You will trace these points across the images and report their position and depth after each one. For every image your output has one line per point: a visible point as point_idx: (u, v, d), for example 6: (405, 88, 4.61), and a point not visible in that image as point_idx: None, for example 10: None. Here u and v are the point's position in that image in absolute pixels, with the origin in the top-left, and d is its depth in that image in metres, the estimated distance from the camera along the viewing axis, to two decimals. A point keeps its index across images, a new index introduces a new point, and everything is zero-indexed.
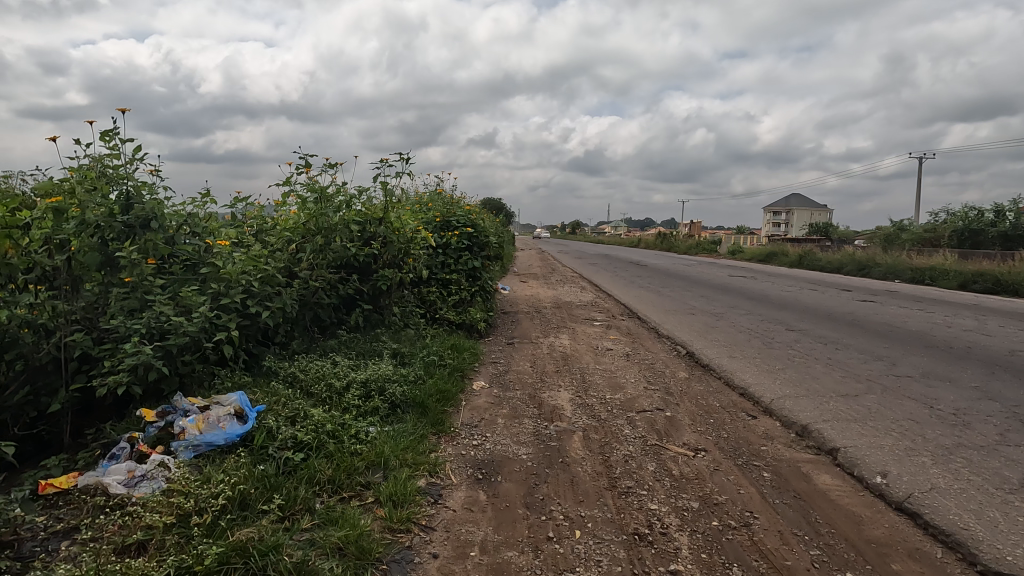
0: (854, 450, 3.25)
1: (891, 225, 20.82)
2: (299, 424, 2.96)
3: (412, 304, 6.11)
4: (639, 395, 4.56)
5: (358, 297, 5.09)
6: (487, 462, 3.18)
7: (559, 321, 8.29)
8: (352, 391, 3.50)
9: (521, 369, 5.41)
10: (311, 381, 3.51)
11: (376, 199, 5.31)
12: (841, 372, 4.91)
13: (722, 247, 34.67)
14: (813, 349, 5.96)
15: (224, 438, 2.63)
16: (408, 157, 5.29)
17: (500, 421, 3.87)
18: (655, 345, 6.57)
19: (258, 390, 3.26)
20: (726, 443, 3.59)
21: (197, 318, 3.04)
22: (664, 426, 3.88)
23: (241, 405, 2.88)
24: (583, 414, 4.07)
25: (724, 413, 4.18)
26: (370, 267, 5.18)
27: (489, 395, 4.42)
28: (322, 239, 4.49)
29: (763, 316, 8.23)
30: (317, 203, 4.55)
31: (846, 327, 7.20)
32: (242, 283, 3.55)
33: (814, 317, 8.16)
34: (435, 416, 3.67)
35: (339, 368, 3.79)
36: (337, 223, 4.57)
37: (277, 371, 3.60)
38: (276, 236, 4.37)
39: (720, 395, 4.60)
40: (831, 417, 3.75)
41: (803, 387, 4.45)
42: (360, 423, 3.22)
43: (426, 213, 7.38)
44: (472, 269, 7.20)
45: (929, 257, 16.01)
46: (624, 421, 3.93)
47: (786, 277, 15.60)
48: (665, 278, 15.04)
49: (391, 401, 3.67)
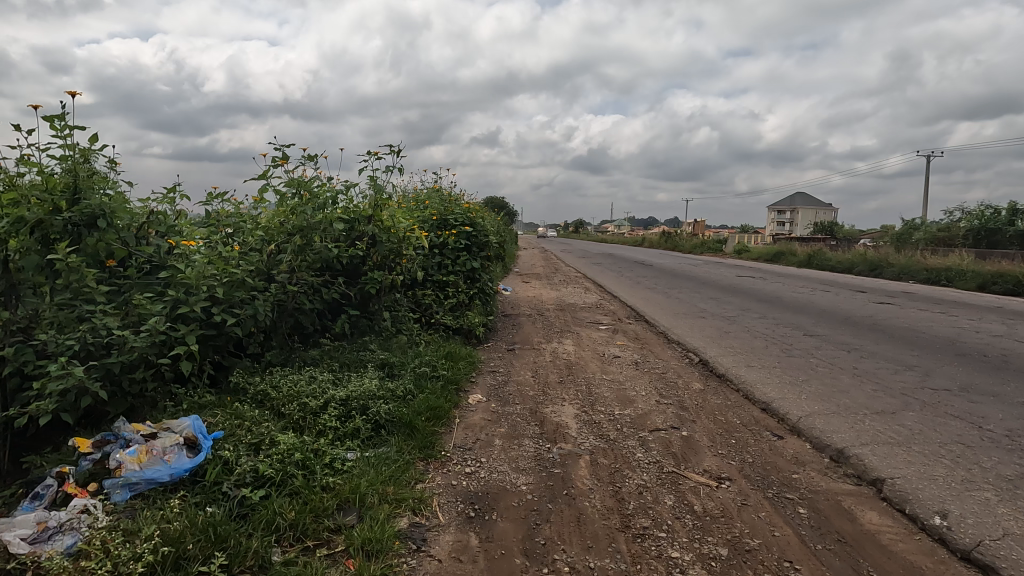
0: (903, 483, 2.83)
1: (903, 225, 20.33)
2: (263, 453, 2.56)
3: (405, 309, 5.72)
4: (650, 410, 4.15)
5: (344, 302, 4.70)
6: (481, 495, 2.77)
7: (563, 325, 7.88)
8: (330, 411, 3.10)
9: (521, 379, 5.01)
10: (283, 399, 3.12)
11: (365, 196, 4.91)
12: (872, 385, 4.49)
13: (728, 247, 34.18)
14: (836, 357, 5.54)
15: (168, 474, 2.23)
16: (400, 151, 4.89)
17: (498, 442, 3.46)
18: (666, 352, 6.15)
19: (220, 412, 2.87)
20: (751, 470, 3.18)
21: (146, 332, 2.66)
22: (681, 448, 3.46)
23: (193, 432, 2.49)
24: (589, 434, 3.67)
25: (745, 432, 3.76)
26: (357, 269, 4.79)
27: (486, 411, 4.01)
28: (303, 239, 4.10)
29: (778, 320, 7.80)
30: (298, 200, 4.17)
31: (869, 333, 6.77)
32: (205, 289, 3.15)
33: (832, 321, 7.72)
34: (424, 439, 3.27)
35: (318, 383, 3.40)
36: (319, 222, 4.17)
37: (247, 388, 3.21)
38: (252, 235, 3.98)
39: (740, 411, 4.19)
40: (871, 440, 3.33)
41: (833, 402, 4.03)
42: (335, 451, 2.82)
43: (423, 210, 6.99)
44: (471, 270, 6.80)
45: (944, 257, 15.51)
46: (636, 442, 3.53)
47: (796, 278, 15.14)
48: (672, 278, 14.60)
49: (375, 421, 3.27)
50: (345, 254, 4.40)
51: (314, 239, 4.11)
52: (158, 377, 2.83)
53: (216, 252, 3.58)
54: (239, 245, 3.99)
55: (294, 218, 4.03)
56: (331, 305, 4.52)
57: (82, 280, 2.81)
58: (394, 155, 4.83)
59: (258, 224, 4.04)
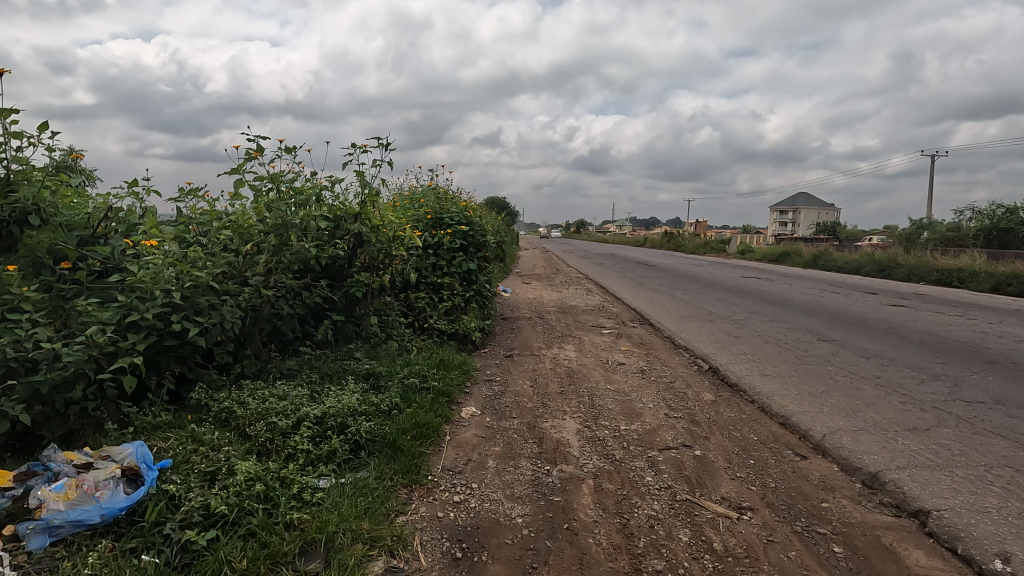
0: (952, 517, 2.49)
1: (911, 225, 19.93)
2: (218, 485, 2.23)
3: (396, 313, 5.38)
4: (659, 425, 3.80)
5: (327, 307, 4.37)
6: (470, 530, 2.43)
7: (564, 329, 7.53)
8: (302, 431, 2.76)
9: (519, 389, 4.67)
10: (250, 417, 2.78)
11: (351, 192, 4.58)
12: (899, 397, 4.14)
13: (731, 248, 33.78)
14: (856, 365, 5.19)
15: (98, 515, 1.89)
16: (389, 144, 4.55)
17: (491, 464, 3.12)
18: (673, 359, 5.81)
19: (175, 434, 2.54)
20: (776, 497, 2.83)
21: (81, 344, 2.33)
22: (695, 470, 3.12)
23: (137, 461, 2.15)
24: (593, 453, 3.32)
25: (765, 452, 3.42)
26: (343, 271, 4.46)
27: (480, 427, 3.67)
28: (280, 238, 3.77)
29: (790, 323, 7.45)
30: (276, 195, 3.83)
31: (887, 338, 6.41)
32: (162, 293, 2.82)
33: (846, 324, 7.36)
34: (409, 461, 2.93)
35: (292, 398, 3.06)
36: (298, 220, 3.84)
37: (209, 405, 2.88)
38: (225, 234, 3.65)
39: (757, 426, 3.84)
40: (908, 464, 2.98)
41: (860, 418, 3.68)
42: (305, 479, 2.48)
43: (416, 209, 6.66)
44: (467, 272, 6.46)
45: (955, 258, 15.13)
46: (644, 464, 3.18)
47: (804, 279, 14.75)
48: (676, 279, 14.25)
49: (354, 441, 2.93)
50: (328, 255, 4.08)
51: (292, 238, 3.78)
52: (104, 394, 2.50)
53: (180, 253, 3.25)
54: (212, 245, 3.66)
55: (270, 215, 3.69)
56: (313, 310, 4.19)
57: (14, 285, 2.49)
58: (383, 149, 4.50)
59: (232, 223, 3.71)
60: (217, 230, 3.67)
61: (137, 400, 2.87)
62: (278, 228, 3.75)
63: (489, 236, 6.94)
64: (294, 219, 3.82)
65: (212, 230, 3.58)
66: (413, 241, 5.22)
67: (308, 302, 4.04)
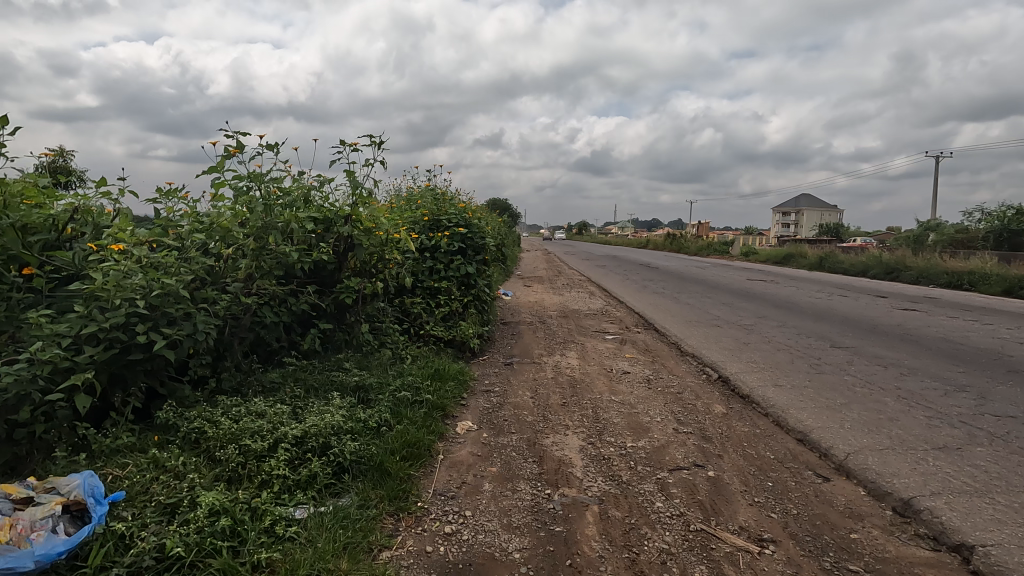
0: (1001, 555, 2.23)
1: (918, 227, 19.64)
2: (178, 521, 2.00)
3: (390, 319, 5.15)
4: (669, 442, 3.56)
5: (319, 315, 4.15)
6: (462, 568, 2.18)
7: (566, 335, 7.28)
8: (279, 453, 2.52)
9: (519, 400, 4.42)
10: (223, 438, 2.55)
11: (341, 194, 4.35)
12: (924, 411, 3.88)
13: (734, 250, 33.47)
14: (873, 374, 4.93)
15: (32, 561, 1.65)
16: (382, 143, 4.33)
17: (487, 487, 2.87)
18: (680, 368, 5.56)
19: (136, 459, 2.31)
20: (799, 526, 2.57)
21: (25, 363, 2.12)
22: (709, 494, 2.87)
23: (83, 495, 1.92)
24: (597, 474, 3.07)
25: (782, 472, 3.16)
26: (332, 276, 4.23)
27: (476, 444, 3.43)
28: (261, 241, 3.53)
29: (800, 329, 7.20)
30: (258, 196, 3.59)
31: (904, 345, 6.15)
32: (126, 303, 2.58)
33: (859, 330, 7.10)
34: (397, 486, 2.68)
35: (270, 415, 2.82)
36: (282, 222, 3.60)
37: (177, 424, 2.63)
38: (201, 238, 3.41)
39: (773, 443, 3.59)
40: (943, 489, 2.73)
41: (885, 435, 3.43)
42: (279, 509, 2.24)
43: (413, 211, 6.43)
44: (466, 276, 6.22)
45: (965, 260, 14.85)
46: (654, 487, 2.93)
47: (810, 282, 14.49)
48: (680, 282, 14.00)
49: (337, 464, 2.69)
50: (314, 260, 3.82)
51: (273, 241, 3.52)
52: (56, 416, 2.27)
53: (149, 259, 3.02)
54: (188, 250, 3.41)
55: (250, 217, 3.45)
56: (302, 317, 3.95)
57: None
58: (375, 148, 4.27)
59: (210, 224, 3.47)
60: (191, 231, 3.42)
61: (99, 420, 2.64)
62: (259, 230, 3.51)
63: (488, 238, 6.70)
64: (276, 222, 3.58)
65: (184, 232, 3.32)
66: (408, 244, 5.00)
67: (294, 310, 3.80)
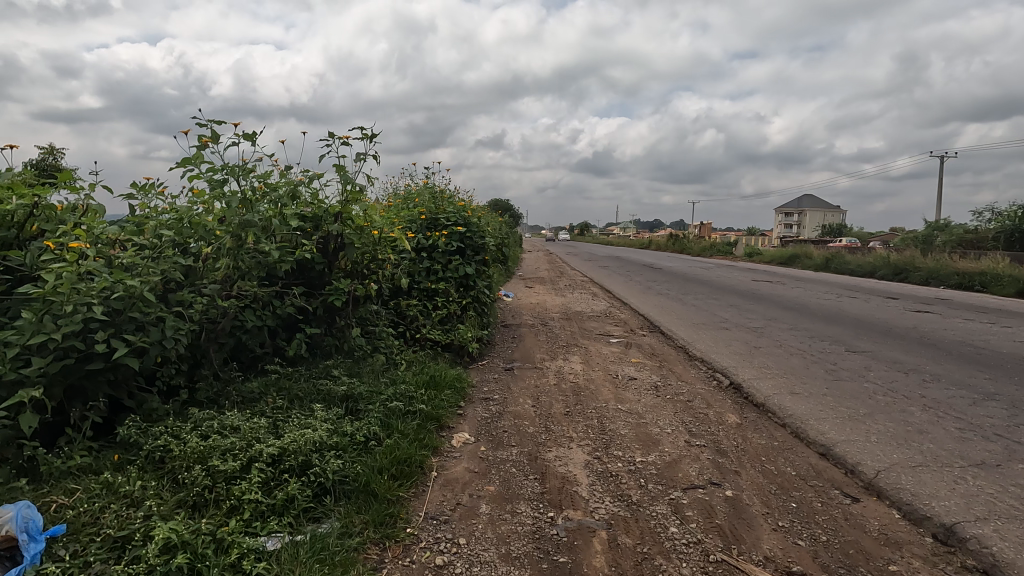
0: None
1: (926, 227, 19.33)
2: (127, 562, 1.75)
3: (384, 322, 4.90)
4: (681, 456, 3.29)
5: (306, 318, 3.90)
6: None
7: (569, 338, 7.02)
8: (252, 475, 2.26)
9: (520, 409, 4.16)
10: (189, 458, 2.29)
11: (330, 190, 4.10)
12: (955, 422, 3.61)
13: (738, 251, 33.19)
14: (894, 381, 4.67)
15: None
16: (374, 136, 4.08)
17: (484, 509, 2.61)
18: (688, 374, 5.29)
19: (86, 485, 2.07)
20: (831, 555, 2.31)
21: None
22: (729, 517, 2.61)
23: (15, 531, 1.71)
24: (604, 494, 2.81)
25: (806, 491, 2.90)
26: (320, 277, 3.99)
27: (472, 459, 3.17)
28: (239, 239, 3.29)
29: (812, 332, 6.93)
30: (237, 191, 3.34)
31: (923, 349, 5.87)
32: (80, 306, 2.33)
33: (874, 333, 6.83)
34: (384, 510, 2.42)
35: (244, 430, 2.56)
36: (264, 221, 3.36)
37: (139, 442, 2.37)
38: (172, 236, 3.15)
39: (794, 458, 3.32)
40: (989, 515, 2.48)
41: (916, 450, 3.16)
42: (248, 541, 1.98)
43: (409, 209, 6.21)
44: (465, 277, 5.96)
45: (976, 261, 14.55)
46: (667, 509, 2.67)
47: (817, 283, 14.21)
48: (684, 283, 13.73)
49: (317, 485, 2.43)
50: (299, 259, 3.57)
51: (252, 239, 3.29)
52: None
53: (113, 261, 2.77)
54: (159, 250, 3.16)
55: (227, 213, 3.22)
56: (287, 321, 3.70)
57: None
58: (366, 141, 4.02)
59: (184, 222, 3.22)
60: (162, 229, 3.17)
61: (52, 437, 2.40)
62: (237, 227, 3.27)
63: (488, 238, 6.44)
64: (256, 218, 3.34)
65: (154, 230, 3.07)
66: (403, 243, 4.74)
67: (279, 314, 3.54)
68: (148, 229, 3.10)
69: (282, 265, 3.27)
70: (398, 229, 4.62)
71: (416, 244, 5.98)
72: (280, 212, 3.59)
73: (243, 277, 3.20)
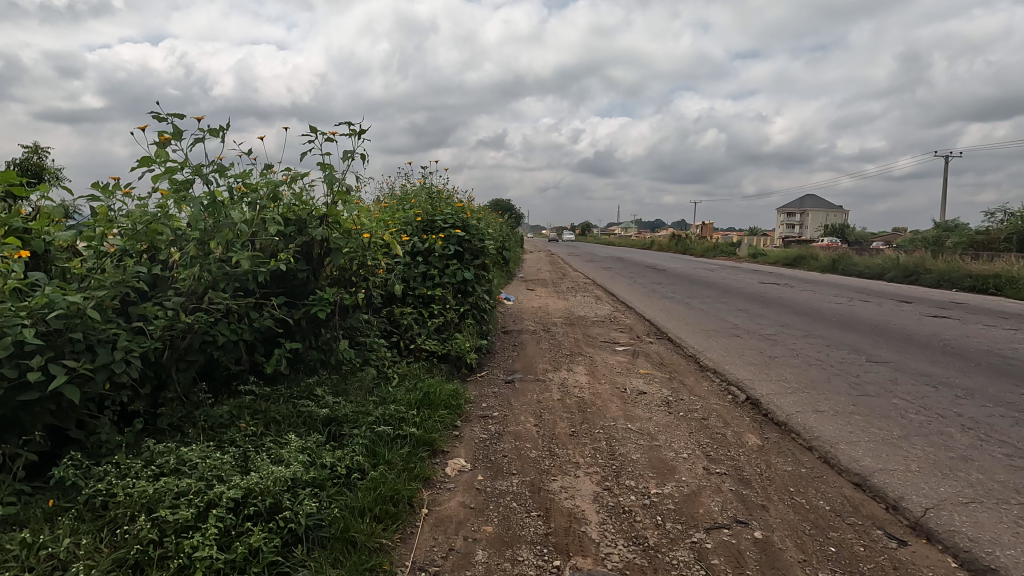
0: None
1: (937, 228, 18.95)
2: None
3: (375, 332, 4.58)
4: (699, 487, 2.96)
5: (289, 332, 3.60)
6: None
7: (573, 346, 6.69)
8: (208, 525, 1.93)
9: (521, 429, 3.83)
10: (135, 505, 1.97)
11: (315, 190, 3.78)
12: (1001, 447, 3.28)
13: (742, 252, 32.80)
14: (925, 397, 4.33)
15: None
16: (363, 132, 3.77)
17: (481, 557, 2.28)
18: (700, 387, 4.96)
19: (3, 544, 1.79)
20: None
21: None
22: (761, 568, 2.27)
23: None
24: (617, 536, 2.48)
25: (845, 532, 2.56)
26: (304, 286, 3.67)
27: (467, 491, 2.83)
28: (204, 247, 3.04)
29: (828, 339, 6.59)
30: (206, 194, 3.08)
31: (950, 360, 5.53)
32: (9, 327, 2.02)
33: (895, 341, 6.49)
34: (365, 563, 2.09)
35: (205, 465, 2.23)
36: (233, 229, 3.10)
37: (79, 484, 2.06)
38: (132, 242, 2.86)
39: (826, 489, 2.98)
40: None
41: (966, 483, 2.82)
42: None
43: (405, 211, 5.90)
44: (463, 283, 5.65)
45: (989, 262, 14.18)
46: (691, 555, 2.34)
47: (827, 286, 13.85)
48: (690, 286, 13.39)
49: (287, 533, 2.10)
50: (278, 268, 3.27)
51: (220, 246, 3.03)
52: None
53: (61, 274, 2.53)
54: (117, 257, 2.86)
55: (194, 219, 2.98)
56: (266, 336, 3.39)
57: None
58: (354, 138, 3.71)
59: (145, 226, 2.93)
60: (120, 233, 2.87)
61: None
62: (204, 233, 3.03)
63: (488, 241, 6.12)
64: (224, 224, 3.09)
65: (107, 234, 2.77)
66: (395, 248, 4.43)
67: (256, 328, 3.23)
68: (100, 232, 2.79)
69: (259, 279, 2.98)
70: (390, 233, 4.31)
71: (412, 248, 5.66)
72: (259, 215, 3.39)
73: (214, 288, 2.90)
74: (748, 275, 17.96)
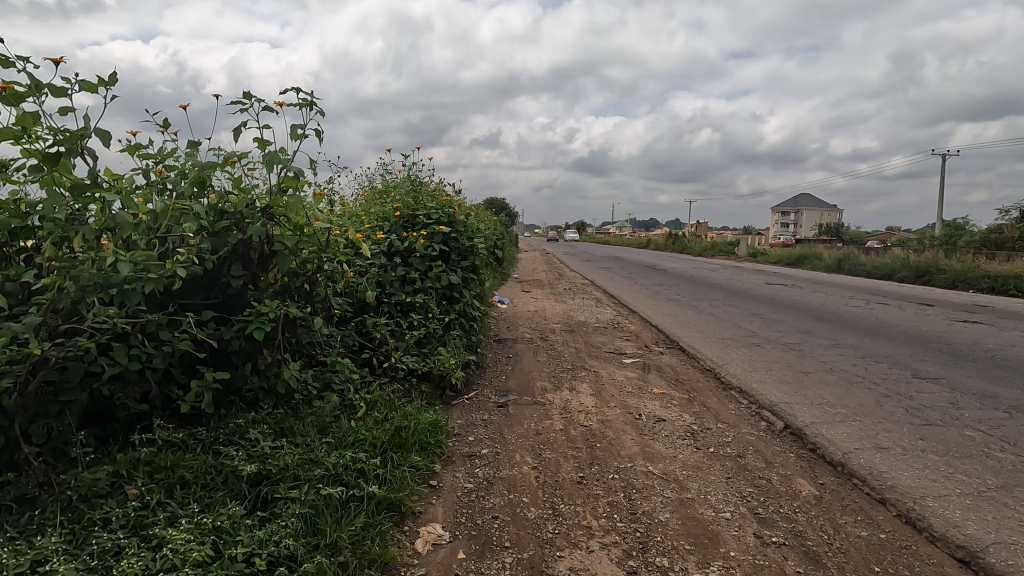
0: None
1: (946, 228, 18.33)
2: None
3: (340, 348, 3.81)
4: (755, 569, 2.21)
5: (221, 353, 2.84)
6: None
7: (574, 357, 5.93)
8: None
9: (516, 473, 3.07)
10: None
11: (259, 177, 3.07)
12: None
13: (740, 251, 32.19)
14: (1002, 427, 3.60)
15: None
16: (316, 103, 3.04)
17: None
18: (728, 412, 4.21)
19: None
20: None
21: None
22: None
23: None
24: None
25: None
26: (240, 297, 2.92)
27: None
28: (73, 245, 2.23)
29: (860, 350, 5.86)
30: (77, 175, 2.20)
31: (1010, 377, 4.80)
32: None
33: (937, 352, 5.77)
34: None
35: None
36: (111, 223, 2.28)
37: None
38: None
39: (922, 568, 2.23)
40: None
41: None
42: None
43: (383, 205, 5.17)
44: (449, 287, 4.89)
45: (1007, 262, 13.54)
46: None
47: (837, 287, 13.17)
48: (695, 287, 12.67)
49: None
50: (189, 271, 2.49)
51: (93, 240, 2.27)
52: None
53: None
54: None
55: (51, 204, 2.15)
56: (185, 363, 2.60)
57: None
58: (304, 110, 2.98)
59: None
60: None
61: None
62: (70, 228, 2.21)
63: (478, 239, 5.37)
64: (103, 213, 2.30)
65: None
66: (363, 249, 3.69)
67: (166, 355, 2.46)
68: None
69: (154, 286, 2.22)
70: (355, 229, 3.57)
71: (391, 246, 4.90)
72: (181, 208, 2.74)
73: (82, 294, 2.12)
74: (751, 274, 17.27)
